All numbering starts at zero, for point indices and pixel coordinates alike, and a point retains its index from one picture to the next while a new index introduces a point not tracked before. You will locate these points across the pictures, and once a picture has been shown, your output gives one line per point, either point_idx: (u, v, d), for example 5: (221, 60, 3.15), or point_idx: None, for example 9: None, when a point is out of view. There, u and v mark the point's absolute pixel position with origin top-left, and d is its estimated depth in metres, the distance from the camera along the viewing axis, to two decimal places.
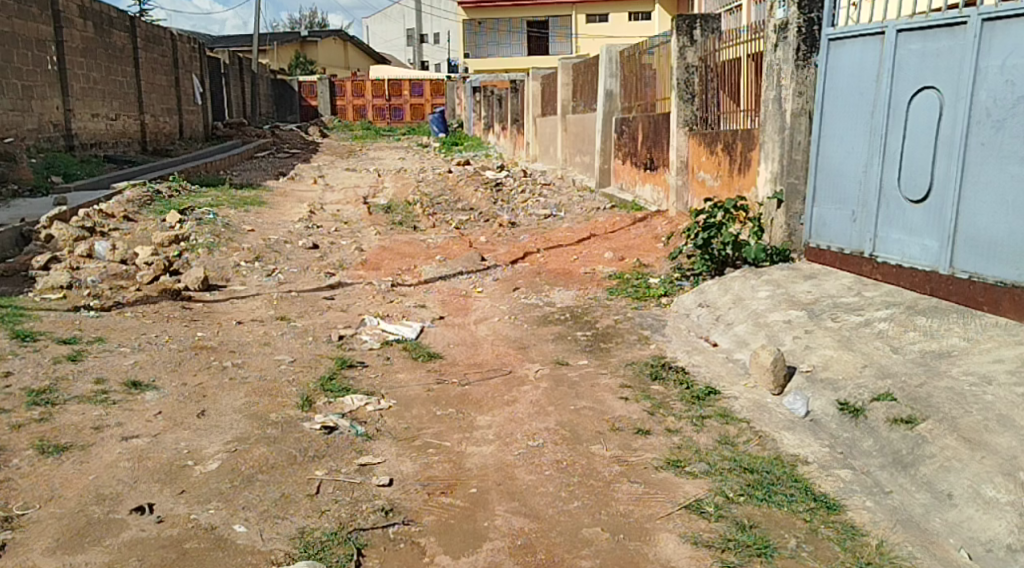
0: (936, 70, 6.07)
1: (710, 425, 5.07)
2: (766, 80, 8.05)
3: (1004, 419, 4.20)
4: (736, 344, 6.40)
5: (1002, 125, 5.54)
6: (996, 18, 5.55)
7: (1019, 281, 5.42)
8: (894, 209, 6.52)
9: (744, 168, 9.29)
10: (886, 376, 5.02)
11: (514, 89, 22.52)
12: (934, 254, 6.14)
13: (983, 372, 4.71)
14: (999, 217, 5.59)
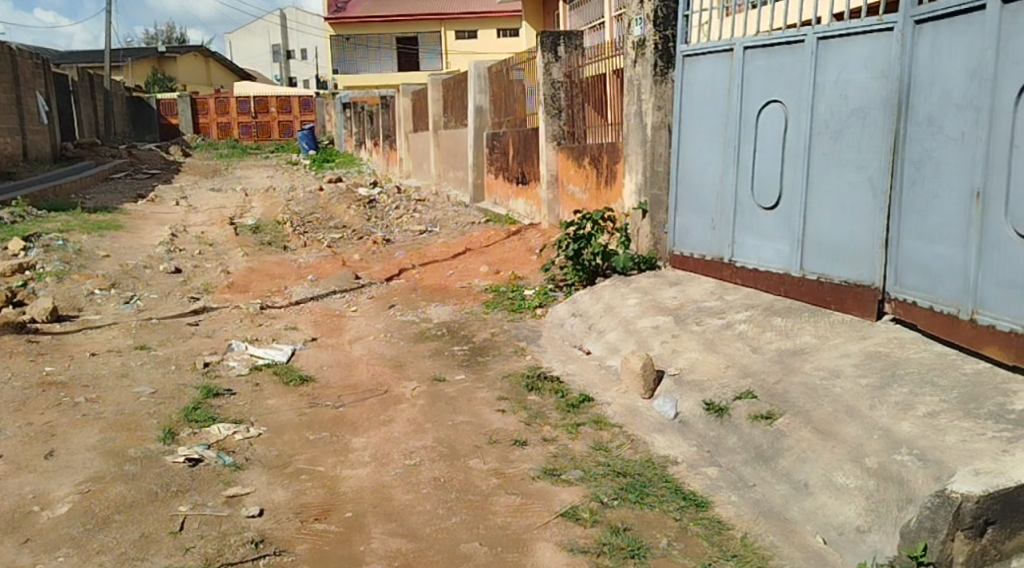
0: (780, 85, 6.46)
1: (585, 432, 5.20)
2: (628, 95, 8.34)
3: (851, 410, 4.49)
4: (608, 351, 6.59)
5: (839, 135, 5.94)
6: (830, 37, 5.97)
7: (860, 280, 5.81)
8: (749, 216, 6.87)
9: (610, 180, 9.59)
10: (747, 374, 5.28)
11: (384, 105, 22.45)
12: (786, 257, 6.50)
13: (832, 366, 5.04)
14: (840, 221, 5.97)
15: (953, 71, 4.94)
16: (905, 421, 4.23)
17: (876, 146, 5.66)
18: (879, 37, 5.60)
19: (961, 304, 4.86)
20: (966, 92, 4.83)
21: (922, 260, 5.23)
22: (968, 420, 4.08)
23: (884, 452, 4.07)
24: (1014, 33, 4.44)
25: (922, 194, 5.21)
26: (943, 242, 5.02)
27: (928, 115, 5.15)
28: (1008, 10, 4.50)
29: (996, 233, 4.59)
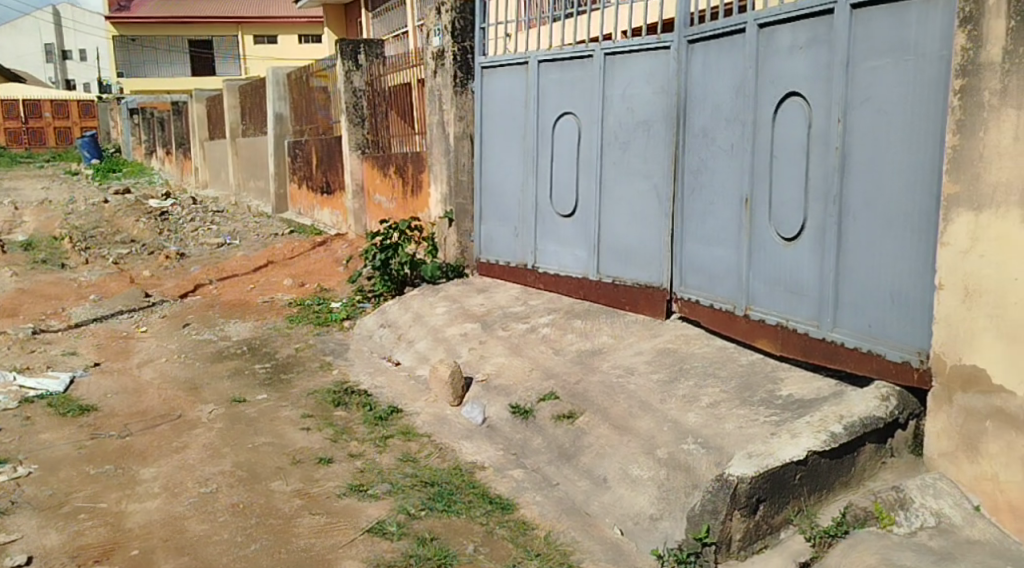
0: (572, 98, 6.73)
1: (393, 444, 5.17)
2: (430, 105, 8.40)
3: (645, 404, 4.74)
4: (417, 361, 6.58)
5: (627, 146, 6.26)
6: (616, 53, 6.29)
7: (650, 282, 6.14)
8: (549, 223, 7.10)
9: (416, 189, 9.60)
10: (549, 376, 5.44)
11: (177, 111, 21.30)
12: (584, 262, 6.76)
13: (628, 365, 5.30)
14: (630, 226, 6.30)
15: (722, 88, 5.34)
16: (691, 412, 4.53)
17: (659, 156, 6.01)
18: (657, 54, 5.97)
19: (737, 302, 5.26)
20: (733, 107, 5.24)
21: (702, 261, 5.62)
22: (745, 407, 4.42)
23: (673, 443, 4.32)
24: (770, 55, 4.87)
25: (700, 201, 5.60)
26: (720, 245, 5.41)
27: (703, 128, 5.54)
28: (764, 33, 4.92)
29: (762, 235, 5.01)
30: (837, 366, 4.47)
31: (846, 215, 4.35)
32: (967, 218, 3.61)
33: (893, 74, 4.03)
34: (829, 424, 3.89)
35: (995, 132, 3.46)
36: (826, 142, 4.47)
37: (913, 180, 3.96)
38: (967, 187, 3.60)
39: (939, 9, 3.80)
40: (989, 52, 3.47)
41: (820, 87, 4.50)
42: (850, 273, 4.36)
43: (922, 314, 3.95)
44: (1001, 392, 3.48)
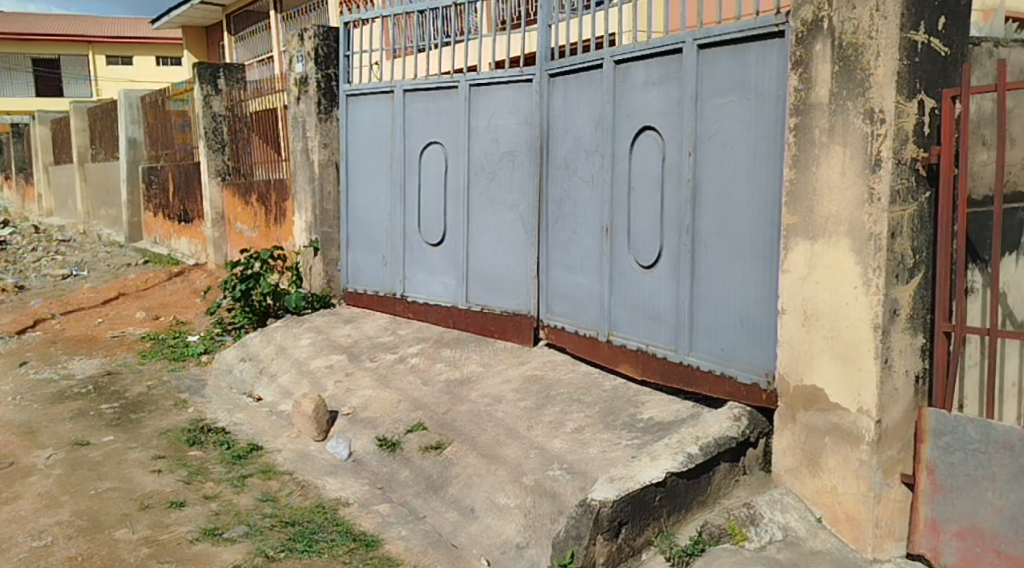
0: (438, 127, 6.76)
1: (251, 484, 4.98)
2: (292, 132, 8.23)
3: (512, 432, 4.77)
4: (279, 395, 6.38)
5: (493, 176, 6.33)
6: (480, 84, 6.37)
7: (517, 309, 6.19)
8: (417, 252, 7.06)
9: (279, 217, 9.37)
10: (417, 407, 5.39)
11: (18, 134, 20.00)
12: (452, 291, 6.76)
13: (495, 393, 5.32)
14: (497, 255, 6.35)
15: (582, 120, 5.49)
16: (556, 438, 4.58)
17: (524, 186, 6.11)
18: (520, 87, 6.09)
19: (600, 328, 5.37)
20: (593, 139, 5.39)
21: (566, 289, 5.73)
22: (608, 432, 4.51)
23: (539, 469, 4.36)
24: (626, 90, 5.06)
25: (564, 230, 5.72)
26: (583, 272, 5.53)
27: (565, 158, 5.68)
28: (620, 69, 5.11)
29: (622, 263, 5.16)
30: (693, 389, 4.64)
31: (698, 244, 4.54)
32: (803, 246, 3.84)
33: (737, 111, 4.26)
34: (686, 445, 4.01)
35: (825, 166, 3.71)
36: (678, 174, 4.66)
37: (758, 211, 4.18)
38: (803, 217, 3.83)
39: (776, 51, 4.05)
40: (817, 92, 3.73)
41: (672, 122, 4.70)
42: (703, 299, 4.55)
43: (768, 338, 4.16)
44: (838, 410, 3.70)
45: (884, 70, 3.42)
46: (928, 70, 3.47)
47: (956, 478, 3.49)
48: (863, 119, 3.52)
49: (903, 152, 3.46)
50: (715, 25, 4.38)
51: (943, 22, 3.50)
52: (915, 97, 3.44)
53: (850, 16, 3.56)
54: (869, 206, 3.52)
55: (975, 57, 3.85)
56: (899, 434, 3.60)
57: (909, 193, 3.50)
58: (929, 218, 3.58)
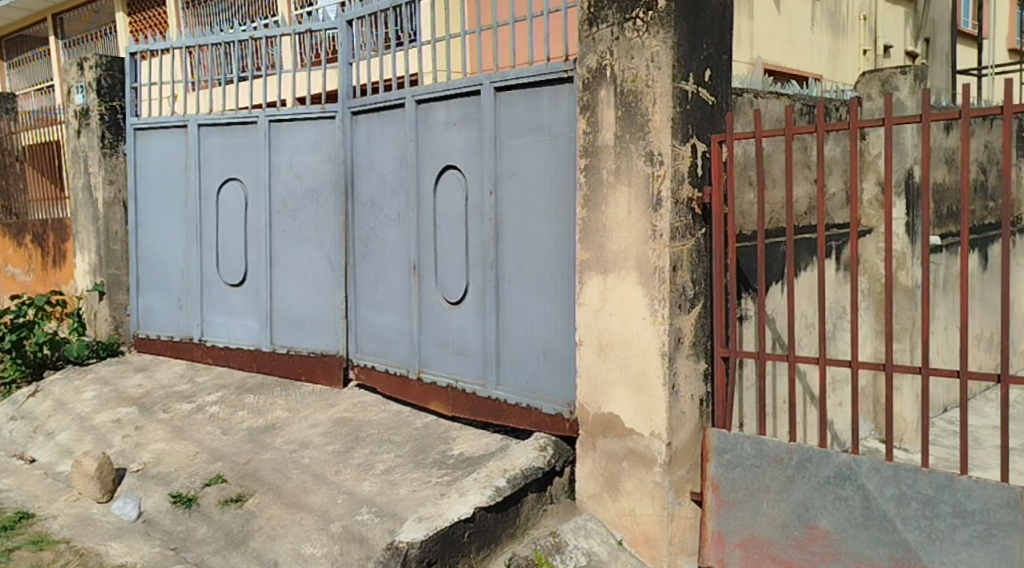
0: (237, 163, 6.53)
1: (19, 558, 4.50)
2: (72, 167, 7.63)
3: (318, 478, 4.64)
4: (57, 455, 5.84)
5: (297, 213, 6.19)
6: (280, 120, 6.23)
7: (325, 350, 6.05)
8: (216, 294, 6.73)
9: (59, 260, 8.66)
10: (216, 458, 5.12)
11: None
12: (255, 333, 6.48)
13: (301, 438, 5.16)
14: (303, 295, 6.19)
15: (386, 159, 5.51)
16: (365, 481, 4.50)
17: (330, 223, 6.02)
18: (323, 124, 6.02)
19: (410, 365, 5.34)
20: (397, 177, 5.41)
21: (375, 327, 5.68)
22: (417, 471, 4.49)
23: (346, 515, 4.26)
24: (427, 129, 5.12)
25: (371, 268, 5.68)
26: (392, 310, 5.51)
27: (370, 196, 5.66)
28: (421, 108, 5.17)
29: (430, 301, 5.18)
30: (501, 422, 4.71)
31: (503, 279, 4.64)
32: (597, 280, 4.01)
33: (534, 151, 4.42)
34: (494, 478, 4.05)
35: (612, 205, 3.92)
36: (481, 212, 4.76)
37: (557, 246, 4.34)
38: (595, 253, 4.01)
39: (567, 95, 4.24)
40: (604, 135, 3.94)
41: (474, 162, 4.80)
42: (509, 333, 4.64)
43: (569, 369, 4.32)
44: (633, 435, 3.90)
45: (661, 117, 3.70)
46: (697, 117, 3.79)
47: (737, 492, 3.77)
48: (644, 160, 3.77)
49: (680, 192, 3.74)
50: (510, 69, 4.54)
51: (708, 74, 3.84)
52: (689, 142, 3.75)
53: (629, 65, 3.81)
54: (653, 241, 3.76)
55: (737, 106, 4.26)
56: (687, 454, 3.85)
57: (686, 230, 3.79)
58: (705, 252, 3.88)
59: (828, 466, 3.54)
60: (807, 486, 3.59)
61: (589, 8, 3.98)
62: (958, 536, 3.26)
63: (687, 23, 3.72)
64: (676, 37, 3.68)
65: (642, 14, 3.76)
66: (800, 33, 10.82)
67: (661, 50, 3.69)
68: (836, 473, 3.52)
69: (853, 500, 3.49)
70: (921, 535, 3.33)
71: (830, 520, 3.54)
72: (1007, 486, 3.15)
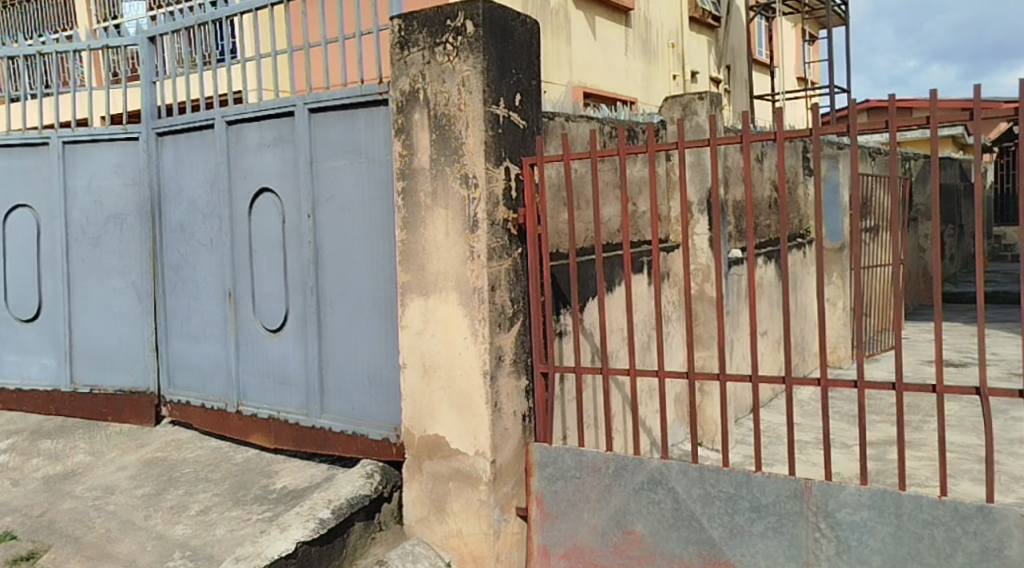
0: (26, 188, 5.94)
1: None
2: None
3: (125, 525, 4.33)
4: None
5: (98, 241, 5.76)
6: (75, 141, 5.77)
7: (134, 387, 5.66)
8: (4, 331, 6.07)
9: None
10: (5, 512, 4.65)
11: None
12: (53, 372, 5.92)
13: (106, 483, 4.81)
14: (107, 328, 5.76)
15: (196, 182, 5.27)
16: (178, 524, 4.25)
17: (137, 251, 5.66)
18: (125, 146, 5.67)
19: (228, 399, 5.10)
20: (209, 201, 5.19)
21: (189, 360, 5.39)
22: (236, 509, 4.30)
23: (157, 562, 4.00)
24: (239, 151, 4.95)
25: (183, 297, 5.40)
26: (207, 341, 5.25)
27: (180, 222, 5.39)
28: (231, 130, 4.98)
29: (248, 329, 4.98)
30: (326, 451, 4.57)
31: (324, 304, 4.53)
32: (418, 302, 4.01)
33: (351, 174, 4.37)
34: (318, 511, 3.93)
35: (431, 227, 3.93)
36: (299, 236, 4.64)
37: (379, 269, 4.30)
38: (415, 275, 4.00)
39: (382, 117, 4.23)
40: (419, 158, 3.94)
41: (289, 184, 4.68)
42: (332, 359, 4.53)
43: (395, 393, 4.28)
44: (458, 456, 3.91)
45: (474, 140, 3.77)
46: (509, 140, 3.90)
47: (560, 504, 3.90)
48: (460, 183, 3.82)
49: (496, 214, 3.83)
50: (323, 90, 4.46)
51: (519, 99, 3.97)
52: (502, 165, 3.85)
53: (441, 89, 3.85)
54: (471, 262, 3.82)
55: (549, 130, 4.43)
56: (511, 470, 3.93)
57: (503, 250, 3.88)
58: (522, 271, 3.99)
59: (641, 473, 3.71)
60: (624, 493, 3.76)
61: (399, 32, 4.00)
62: (755, 529, 3.49)
63: (497, 49, 3.81)
64: (486, 62, 3.76)
65: (451, 39, 3.82)
66: (614, 58, 11.32)
67: (471, 74, 3.76)
68: (648, 479, 3.70)
69: (664, 503, 3.67)
70: (724, 530, 3.55)
71: (644, 524, 3.71)
72: (794, 479, 3.41)
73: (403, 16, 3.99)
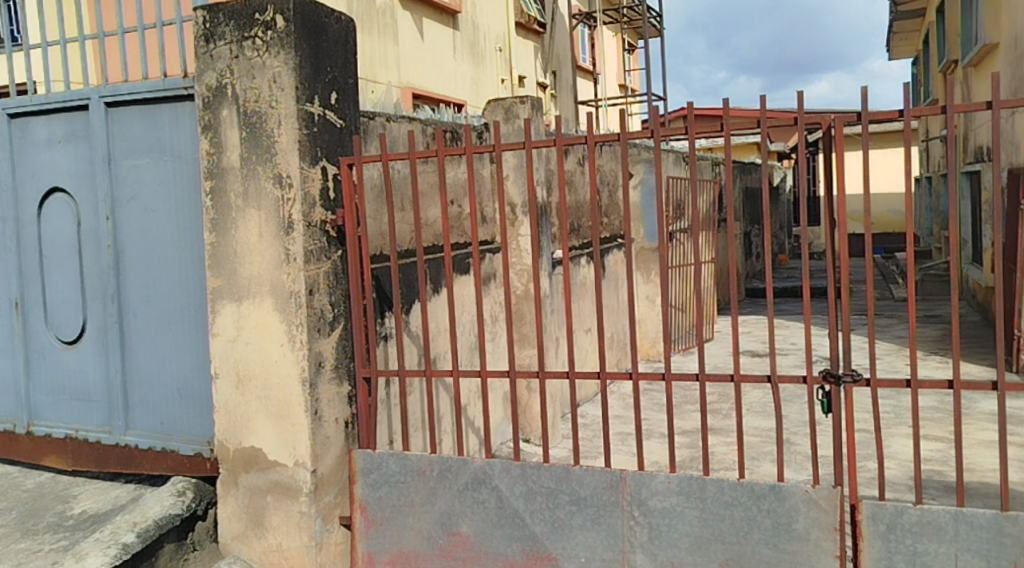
0: None
1: None
2: None
3: None
4: None
5: None
6: None
7: None
8: None
9: None
10: None
11: None
12: None
13: None
14: None
15: None
16: None
17: None
18: None
19: (18, 419, 4.65)
20: None
21: None
22: (27, 539, 3.93)
23: None
24: (25, 148, 4.52)
25: None
26: None
27: None
28: (16, 124, 4.55)
29: (39, 342, 4.56)
30: (134, 470, 4.27)
31: (127, 313, 4.23)
32: (230, 309, 3.82)
33: (154, 173, 4.11)
34: (120, 535, 3.65)
35: (242, 229, 3.76)
36: (97, 240, 4.30)
37: (188, 274, 4.06)
38: (227, 280, 3.81)
39: (188, 113, 4.00)
40: (228, 157, 3.76)
41: (84, 184, 4.33)
42: (137, 371, 4.23)
43: (208, 405, 4.06)
44: (276, 467, 3.76)
45: (287, 138, 3.64)
46: (325, 139, 3.79)
47: (383, 511, 3.83)
48: (273, 183, 3.67)
49: (312, 215, 3.71)
50: (120, 83, 4.15)
51: (334, 97, 3.87)
52: (318, 165, 3.74)
53: (250, 85, 3.69)
54: (287, 266, 3.68)
55: (368, 130, 4.35)
56: (332, 479, 3.82)
57: (320, 252, 3.76)
58: (342, 274, 3.89)
59: (465, 473, 3.72)
60: (448, 494, 3.75)
61: (204, 24, 3.80)
62: (575, 521, 3.57)
63: (309, 45, 3.70)
64: (298, 59, 3.64)
65: (260, 33, 3.66)
66: (442, 60, 11.31)
67: (282, 70, 3.62)
68: (472, 479, 3.71)
69: (488, 502, 3.69)
70: (546, 525, 3.61)
71: (469, 524, 3.73)
72: (610, 470, 3.52)
73: (208, 7, 3.80)
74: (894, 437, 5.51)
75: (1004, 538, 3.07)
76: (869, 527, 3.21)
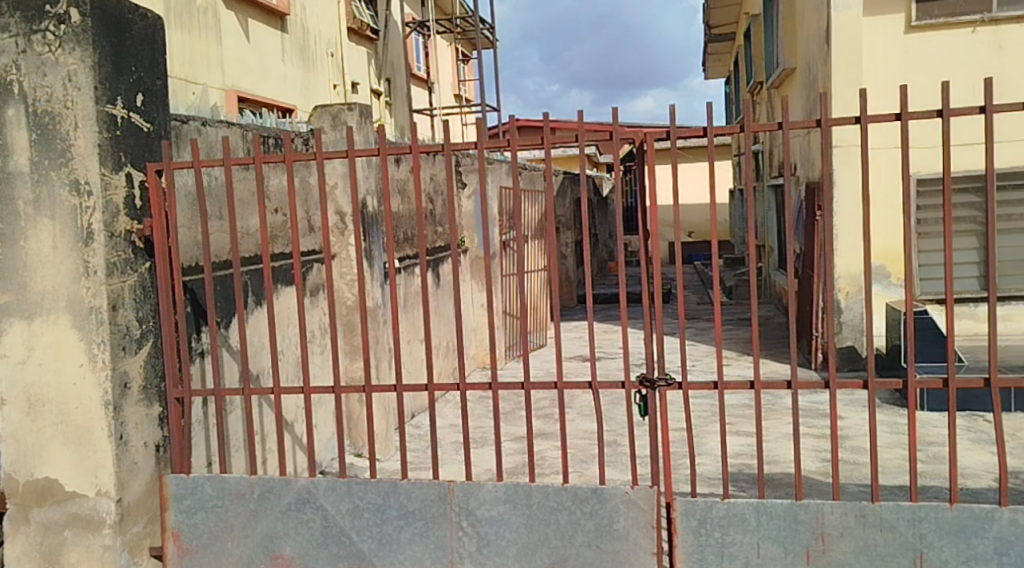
0: None
1: None
2: None
3: None
4: None
5: None
6: None
7: None
8: None
9: None
10: None
11: None
12: None
13: None
14: None
15: None
16: None
17: None
18: None
19: None
20: None
21: None
22: None
23: None
24: None
25: None
26: None
27: None
28: None
29: None
30: None
31: None
32: (19, 326, 3.49)
33: None
34: None
35: (33, 240, 3.44)
36: None
37: None
38: (15, 296, 3.48)
39: None
40: (15, 160, 3.44)
41: None
42: None
43: None
44: (75, 498, 3.46)
45: (84, 142, 3.36)
46: (130, 144, 3.53)
47: (199, 538, 3.62)
48: (68, 191, 3.39)
49: (115, 225, 3.44)
50: None
51: (140, 99, 3.61)
52: (121, 171, 3.48)
53: (41, 83, 3.38)
54: (85, 280, 3.40)
55: (181, 134, 4.10)
56: (142, 508, 3.57)
57: (126, 264, 3.50)
58: (151, 288, 3.64)
59: (287, 494, 3.57)
60: (269, 516, 3.59)
61: None
62: (403, 536, 3.50)
63: (110, 43, 3.44)
64: (96, 57, 3.37)
65: (52, 27, 3.36)
66: (270, 63, 10.93)
67: (78, 68, 3.35)
68: (296, 499, 3.57)
69: (313, 522, 3.57)
70: (372, 542, 3.52)
71: (292, 546, 3.59)
72: (438, 482, 3.47)
73: None
74: (708, 434, 5.79)
75: (799, 525, 3.26)
76: (682, 524, 3.33)
